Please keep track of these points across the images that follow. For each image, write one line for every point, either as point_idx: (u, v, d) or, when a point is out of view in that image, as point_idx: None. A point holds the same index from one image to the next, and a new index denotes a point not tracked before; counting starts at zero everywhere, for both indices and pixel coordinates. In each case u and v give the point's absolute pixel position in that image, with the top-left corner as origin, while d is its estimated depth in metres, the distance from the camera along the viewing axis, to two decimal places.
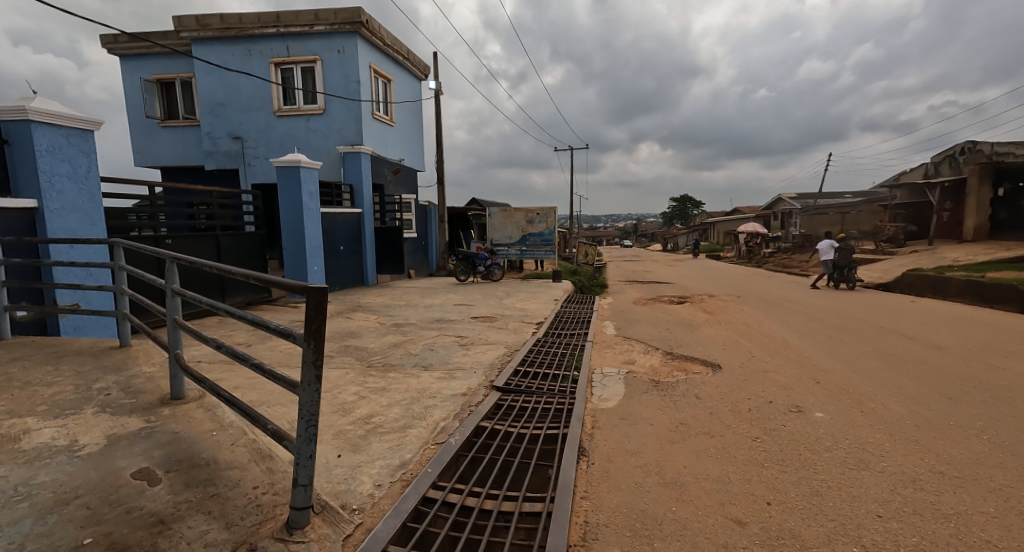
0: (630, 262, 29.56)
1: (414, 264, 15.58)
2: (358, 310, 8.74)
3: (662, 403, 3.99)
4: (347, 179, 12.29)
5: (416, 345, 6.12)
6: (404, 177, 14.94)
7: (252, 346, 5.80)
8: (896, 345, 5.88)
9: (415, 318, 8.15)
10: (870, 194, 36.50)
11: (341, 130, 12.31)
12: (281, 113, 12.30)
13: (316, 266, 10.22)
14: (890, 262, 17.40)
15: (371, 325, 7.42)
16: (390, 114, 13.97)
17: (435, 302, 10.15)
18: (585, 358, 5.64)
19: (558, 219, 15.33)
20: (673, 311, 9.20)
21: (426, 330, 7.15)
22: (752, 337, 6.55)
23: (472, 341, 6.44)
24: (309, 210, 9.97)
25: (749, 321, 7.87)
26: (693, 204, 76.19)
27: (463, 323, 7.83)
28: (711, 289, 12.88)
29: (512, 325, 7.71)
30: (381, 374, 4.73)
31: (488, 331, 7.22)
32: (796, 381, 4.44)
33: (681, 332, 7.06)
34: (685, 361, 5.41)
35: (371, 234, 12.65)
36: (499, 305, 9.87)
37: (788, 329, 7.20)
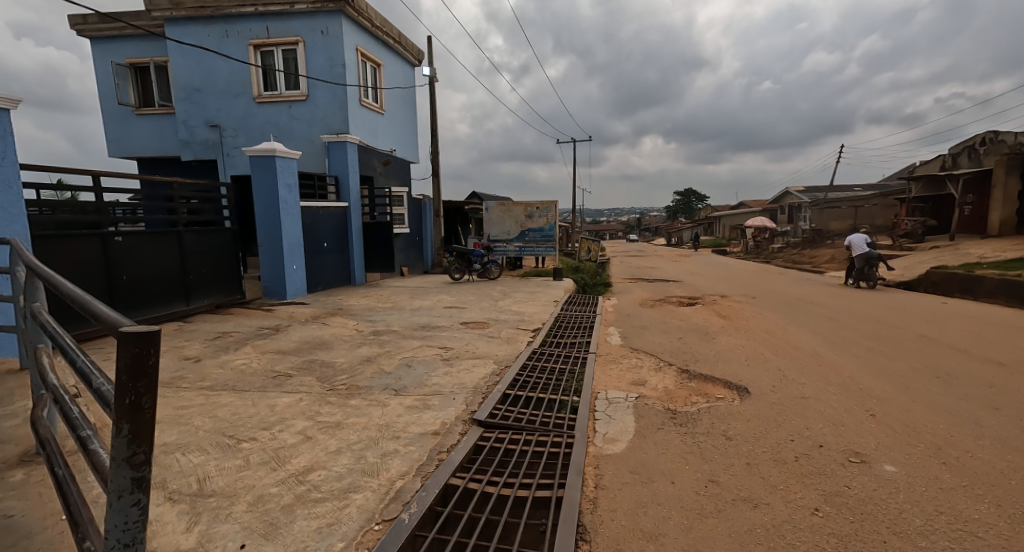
0: (634, 258, 28.69)
1: (406, 261, 14.85)
2: (337, 314, 7.96)
3: (682, 447, 3.18)
4: (332, 171, 11.49)
5: (391, 359, 5.31)
6: (396, 168, 14.12)
7: (201, 362, 5.00)
8: (950, 362, 5.05)
9: (400, 324, 7.36)
10: (882, 187, 35.51)
11: (326, 117, 11.47)
12: (261, 99, 11.46)
13: (295, 265, 9.42)
14: (910, 258, 16.52)
15: (347, 333, 6.62)
16: (380, 102, 13.14)
17: (425, 304, 9.37)
18: (586, 378, 4.83)
19: (559, 213, 14.48)
20: (684, 316, 8.37)
21: (408, 340, 6.34)
22: (779, 349, 5.72)
23: (458, 354, 5.64)
24: (287, 204, 9.16)
25: (770, 328, 7.03)
26: (698, 198, 74.99)
27: (451, 330, 7.03)
28: (722, 289, 12.03)
29: (505, 333, 6.90)
30: (340, 402, 3.92)
31: (478, 341, 6.40)
32: (845, 414, 3.62)
33: (696, 343, 6.24)
34: (703, 383, 4.60)
35: (358, 230, 11.86)
36: (494, 308, 9.07)
37: (817, 338, 6.36)
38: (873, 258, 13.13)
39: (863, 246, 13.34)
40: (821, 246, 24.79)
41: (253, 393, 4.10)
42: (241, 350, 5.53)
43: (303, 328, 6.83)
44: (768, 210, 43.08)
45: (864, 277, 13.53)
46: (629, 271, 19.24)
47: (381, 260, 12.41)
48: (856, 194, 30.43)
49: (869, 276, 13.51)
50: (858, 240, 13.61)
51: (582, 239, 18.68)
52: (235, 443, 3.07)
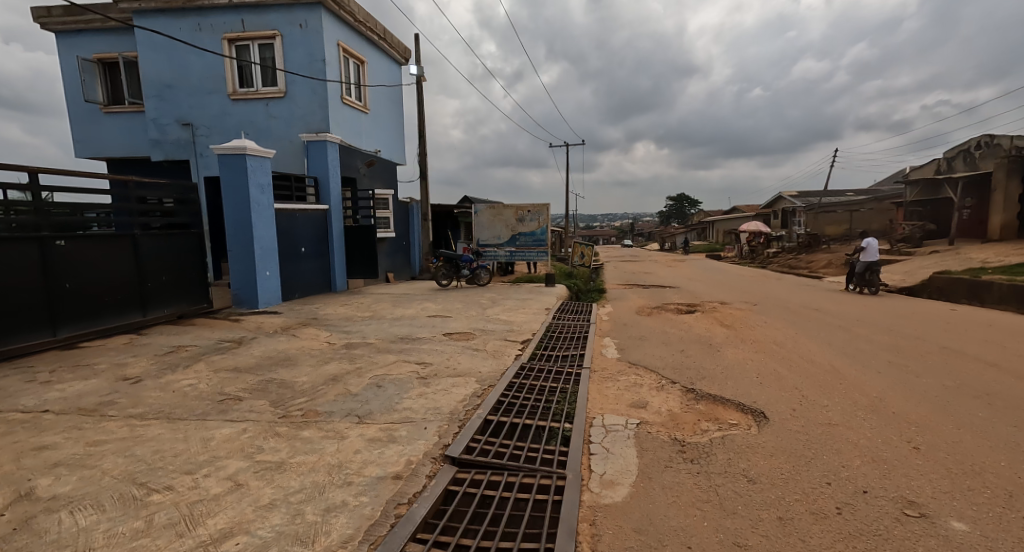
0: (627, 263, 28.21)
1: (392, 266, 14.28)
2: (311, 325, 7.34)
3: (697, 494, 2.62)
4: (312, 172, 10.91)
5: (361, 379, 4.70)
6: (381, 170, 13.57)
7: (141, 383, 4.35)
8: (984, 378, 4.54)
9: (377, 336, 6.75)
10: (876, 191, 35.39)
11: (305, 115, 10.90)
12: (236, 96, 10.86)
13: (268, 271, 8.79)
14: (910, 264, 16.15)
15: (317, 347, 5.99)
16: (364, 101, 12.62)
17: (408, 312, 8.78)
18: (580, 400, 4.27)
19: (551, 217, 13.96)
20: (685, 325, 7.82)
21: (383, 355, 5.72)
22: (793, 364, 5.17)
23: (437, 372, 5.03)
24: (259, 206, 8.55)
25: (779, 339, 6.49)
26: (690, 203, 74.93)
27: (433, 343, 6.42)
28: (721, 296, 11.52)
29: (491, 347, 6.30)
30: (290, 434, 3.31)
31: (461, 355, 5.81)
32: (884, 448, 3.08)
33: (702, 356, 5.68)
34: (713, 406, 4.05)
35: (339, 234, 11.27)
36: (481, 317, 8.48)
37: (831, 350, 5.84)
38: (875, 264, 12.86)
39: (876, 253, 12.86)
40: (817, 251, 24.47)
41: (189, 422, 3.47)
42: (191, 368, 4.89)
43: (269, 341, 6.20)
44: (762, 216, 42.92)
45: (866, 283, 13.16)
46: (622, 276, 18.75)
47: (364, 266, 11.81)
48: (850, 199, 30.24)
49: (871, 281, 13.08)
50: (872, 245, 13.01)
51: (575, 244, 18.14)
52: (143, 495, 2.45)
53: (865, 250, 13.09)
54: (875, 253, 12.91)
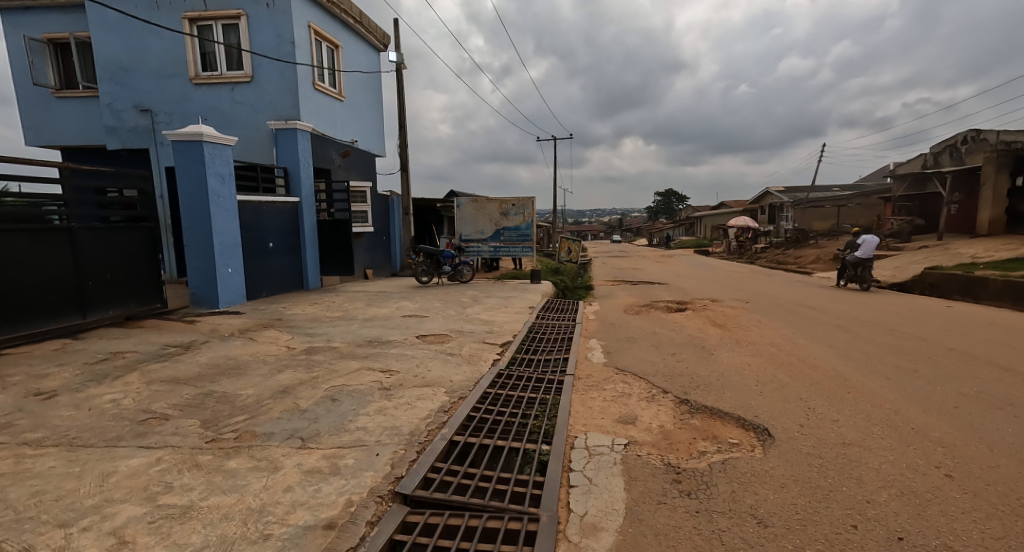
0: (616, 259, 27.85)
1: (370, 262, 13.70)
2: (272, 327, 6.75)
3: (699, 544, 2.15)
4: (281, 162, 10.27)
5: (315, 391, 4.15)
6: (358, 161, 12.95)
7: (54, 398, 3.77)
8: (1003, 386, 4.14)
9: (344, 339, 6.19)
10: (862, 186, 35.47)
11: (274, 101, 10.25)
12: (199, 80, 10.17)
13: (230, 268, 8.17)
14: (899, 259, 15.95)
15: (274, 352, 5.41)
16: (339, 88, 11.98)
17: (382, 312, 8.21)
18: (560, 415, 3.79)
19: (536, 211, 13.45)
20: (676, 325, 7.39)
21: (346, 362, 5.17)
22: (794, 370, 4.74)
23: (403, 381, 4.50)
24: (218, 198, 7.91)
25: (776, 341, 6.08)
26: (678, 199, 74.98)
27: (404, 347, 5.88)
28: (712, 293, 11.13)
29: (467, 351, 5.79)
30: (211, 465, 2.76)
31: (432, 361, 5.29)
32: (913, 477, 2.64)
33: (695, 361, 5.23)
34: (709, 421, 3.59)
35: (311, 228, 10.64)
36: (460, 317, 7.95)
37: (832, 352, 5.44)
38: (869, 261, 12.62)
39: (872, 251, 12.59)
40: (805, 246, 24.31)
41: (93, 449, 2.91)
42: (121, 379, 4.30)
43: (221, 346, 5.60)
44: (749, 211, 42.90)
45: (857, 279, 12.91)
46: (611, 272, 18.29)
47: (339, 263, 11.20)
48: (837, 194, 30.20)
49: (863, 277, 12.80)
50: (871, 241, 12.72)
51: (562, 239, 17.66)
52: None
53: (863, 245, 12.84)
54: (871, 250, 12.64)
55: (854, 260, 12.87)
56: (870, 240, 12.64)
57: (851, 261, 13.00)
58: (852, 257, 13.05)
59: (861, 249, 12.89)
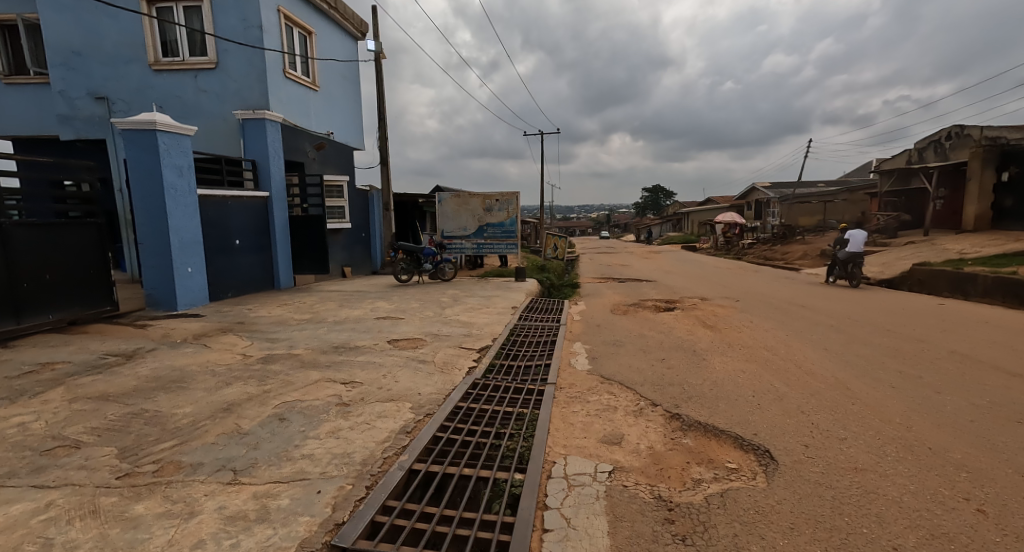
0: (604, 255, 27.57)
1: (348, 260, 13.18)
2: (231, 331, 6.23)
3: None
4: (249, 154, 9.69)
5: (262, 408, 3.67)
6: (334, 154, 12.38)
7: None
8: (1018, 395, 3.82)
9: (307, 345, 5.69)
10: (846, 182, 35.68)
11: (241, 90, 9.67)
12: (159, 66, 9.54)
13: (190, 267, 7.61)
14: (887, 255, 15.84)
15: (225, 361, 4.91)
16: (313, 77, 11.41)
17: (354, 313, 7.72)
18: (537, 435, 3.39)
19: (521, 206, 13.01)
20: (665, 326, 7.03)
21: (305, 373, 4.69)
22: (792, 378, 4.39)
23: (365, 395, 4.05)
24: (176, 192, 7.35)
25: (770, 344, 5.74)
26: (666, 195, 75.00)
27: (373, 353, 5.41)
28: (701, 291, 10.81)
29: (441, 358, 5.34)
30: (114, 509, 2.30)
31: (401, 370, 4.85)
32: (940, 513, 2.26)
33: (686, 367, 4.86)
34: (703, 443, 3.21)
35: (282, 225, 10.09)
36: (437, 319, 7.50)
37: (830, 357, 5.11)
38: (858, 257, 12.48)
39: (860, 247, 12.55)
40: (791, 242, 24.25)
41: None
42: (41, 395, 3.80)
43: (168, 355, 5.08)
44: (736, 207, 42.99)
45: (847, 276, 12.88)
46: (598, 269, 17.95)
47: (312, 261, 10.65)
48: (822, 190, 30.24)
49: (852, 274, 12.66)
50: (858, 237, 12.72)
51: (547, 236, 17.27)
52: None
53: (852, 240, 12.84)
54: (860, 245, 12.62)
55: (845, 257, 12.81)
56: (857, 235, 12.63)
57: (842, 256, 12.92)
58: (843, 253, 12.96)
59: (850, 244, 12.84)
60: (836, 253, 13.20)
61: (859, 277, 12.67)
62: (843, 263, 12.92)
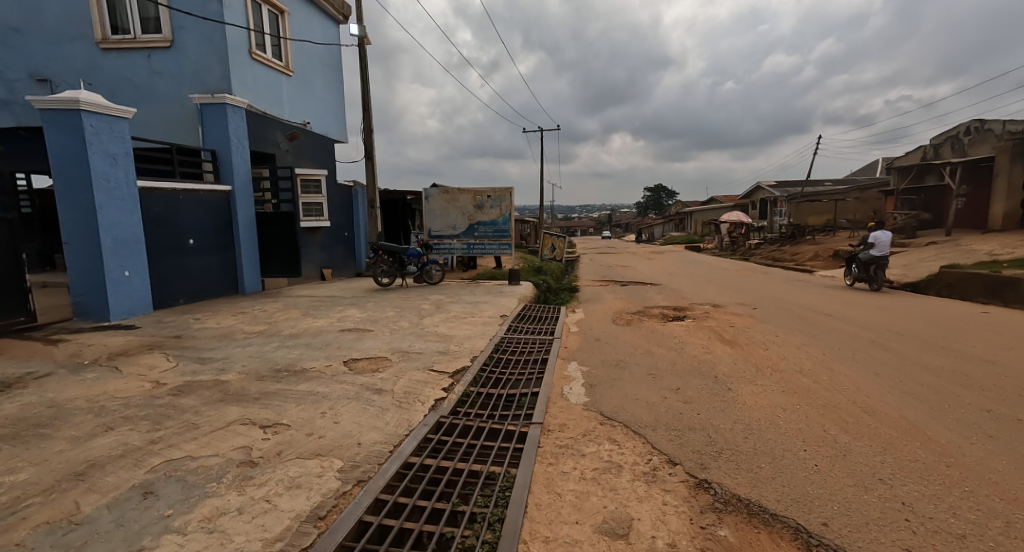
0: (605, 255, 26.57)
1: (328, 261, 12.20)
2: (158, 348, 5.20)
3: None
4: (208, 143, 8.68)
5: (129, 473, 2.63)
6: (310, 146, 11.38)
7: None
8: None
9: (242, 368, 4.64)
10: (855, 181, 34.63)
11: (200, 71, 8.68)
12: (107, 45, 8.54)
13: (128, 271, 6.62)
14: (908, 256, 14.79)
15: (126, 393, 3.87)
16: (286, 60, 10.45)
17: (316, 325, 6.69)
18: (510, 519, 2.38)
19: (514, 203, 11.99)
20: (677, 342, 5.99)
21: (221, 410, 3.64)
22: (849, 421, 3.37)
23: (285, 448, 3.01)
24: (110, 183, 6.36)
25: (806, 367, 4.72)
26: (669, 195, 73.87)
27: (320, 380, 4.37)
28: (712, 297, 9.78)
29: (402, 387, 4.31)
30: None
31: (347, 405, 3.82)
32: None
33: (708, 402, 3.84)
34: (749, 538, 2.20)
35: (246, 223, 9.09)
36: (412, 332, 6.46)
37: (887, 386, 4.09)
38: (882, 258, 11.46)
39: (887, 250, 11.43)
40: (801, 242, 23.20)
41: None
42: None
43: (59, 383, 4.05)
44: (740, 205, 41.91)
45: (869, 279, 12.01)
46: (598, 271, 16.87)
47: (281, 263, 9.64)
48: (832, 189, 29.16)
49: (875, 277, 11.69)
50: (883, 239, 11.68)
51: (544, 235, 16.03)
52: None
53: (877, 243, 11.57)
54: (886, 249, 11.45)
55: (867, 258, 11.88)
56: (883, 239, 11.39)
57: (864, 257, 11.84)
58: (866, 253, 11.88)
59: (875, 246, 11.75)
60: (857, 252, 12.20)
61: (881, 280, 11.75)
62: (865, 265, 11.99)
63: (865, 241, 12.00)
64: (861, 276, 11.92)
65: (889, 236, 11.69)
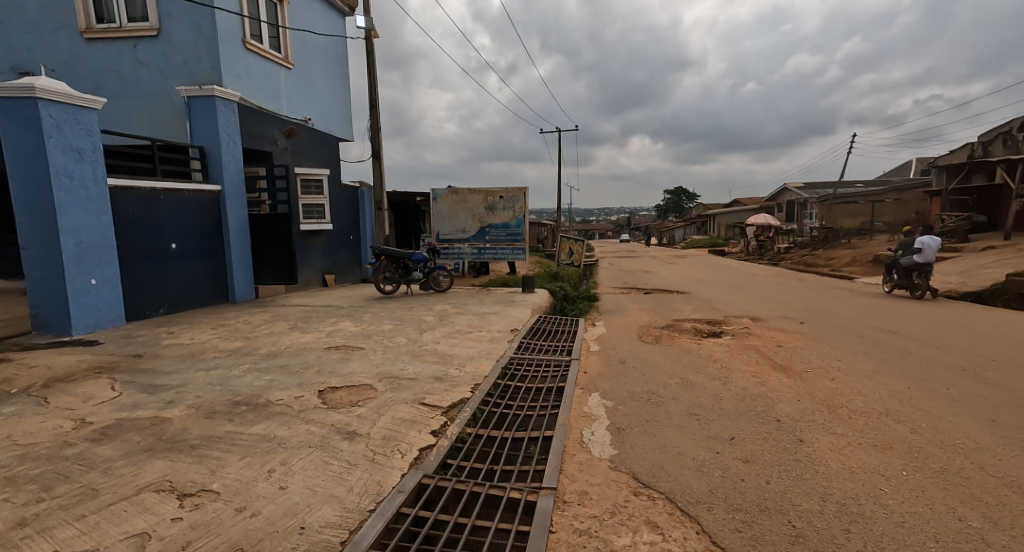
0: (625, 260, 25.49)
1: (330, 266, 11.53)
2: (107, 371, 4.45)
3: None
4: (196, 139, 8.03)
5: None
6: (311, 144, 10.71)
7: None
8: None
9: (194, 400, 3.83)
10: (891, 182, 32.94)
11: (188, 61, 8.03)
12: (91, 34, 7.95)
13: (96, 279, 5.94)
14: (963, 264, 13.49)
15: (34, 438, 3.08)
16: (285, 52, 9.81)
17: (301, 342, 5.89)
18: None
19: (528, 204, 11.12)
20: (719, 366, 5.03)
21: (141, 463, 2.83)
22: (993, 504, 2.38)
23: (197, 537, 2.17)
24: (74, 181, 5.68)
25: (893, 408, 3.71)
26: (690, 198, 72.20)
27: (282, 420, 3.53)
28: (749, 308, 8.77)
29: (381, 430, 3.46)
30: None
31: (305, 458, 2.99)
32: None
33: (777, 463, 2.90)
34: None
35: (236, 226, 8.40)
36: (407, 351, 5.63)
37: (1017, 442, 3.07)
38: (927, 265, 10.40)
39: (933, 256, 10.35)
40: (835, 246, 21.81)
41: None
42: None
43: None
44: (766, 207, 40.30)
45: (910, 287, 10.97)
46: (619, 277, 15.89)
47: (276, 268, 8.94)
48: (868, 190, 27.63)
49: (917, 284, 10.64)
50: (929, 244, 10.56)
51: (561, 238, 14.49)
52: None
53: (923, 248, 10.46)
54: (932, 255, 10.37)
55: (909, 263, 10.84)
56: (931, 243, 10.26)
57: (906, 263, 10.76)
58: (908, 259, 10.82)
59: (919, 251, 10.70)
60: (898, 257, 11.15)
61: (924, 288, 10.72)
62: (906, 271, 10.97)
63: (907, 246, 10.96)
64: (902, 283, 10.87)
65: (936, 242, 10.62)
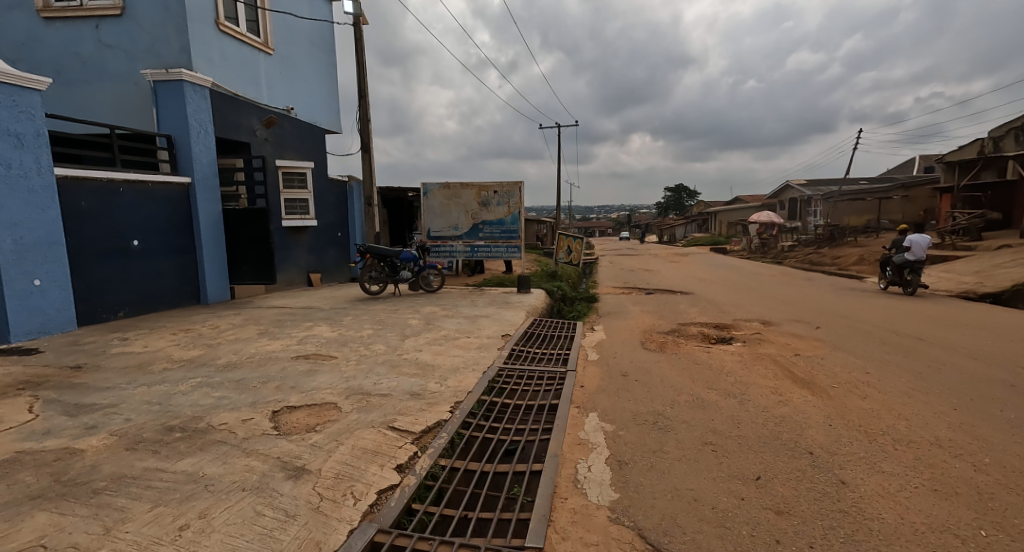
0: (625, 258, 24.93)
1: (316, 265, 10.96)
2: (32, 387, 3.86)
3: None
4: (163, 127, 7.44)
5: None
6: (294, 135, 10.12)
7: None
8: None
9: (121, 425, 3.24)
10: (895, 180, 32.36)
11: (155, 43, 7.43)
12: (49, 13, 7.34)
13: (40, 279, 5.36)
14: (980, 263, 12.91)
15: None
16: (265, 37, 9.20)
17: (267, 350, 5.30)
18: None
19: (524, 200, 10.52)
20: (735, 381, 4.44)
21: (21, 515, 2.25)
22: None
23: None
24: (12, 169, 5.08)
25: (946, 437, 3.13)
26: (690, 195, 71.44)
27: (218, 451, 2.94)
28: (759, 311, 8.20)
29: (336, 466, 2.88)
30: None
31: (232, 507, 2.40)
32: None
33: (819, 518, 2.31)
34: None
35: (208, 222, 7.82)
36: (384, 362, 5.04)
37: None
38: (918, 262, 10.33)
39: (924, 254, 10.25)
40: (841, 244, 21.21)
41: None
42: None
43: None
44: (768, 204, 39.67)
45: (902, 284, 10.93)
46: (619, 276, 15.35)
47: (253, 268, 8.36)
48: (873, 187, 27.03)
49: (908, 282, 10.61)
50: (923, 241, 10.42)
51: (559, 235, 13.87)
52: None
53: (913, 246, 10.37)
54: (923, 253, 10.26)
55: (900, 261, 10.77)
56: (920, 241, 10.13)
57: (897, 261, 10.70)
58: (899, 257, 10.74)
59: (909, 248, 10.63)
60: (889, 254, 11.05)
61: (915, 285, 10.65)
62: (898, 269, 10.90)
63: (897, 243, 10.89)
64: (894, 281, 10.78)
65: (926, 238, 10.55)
